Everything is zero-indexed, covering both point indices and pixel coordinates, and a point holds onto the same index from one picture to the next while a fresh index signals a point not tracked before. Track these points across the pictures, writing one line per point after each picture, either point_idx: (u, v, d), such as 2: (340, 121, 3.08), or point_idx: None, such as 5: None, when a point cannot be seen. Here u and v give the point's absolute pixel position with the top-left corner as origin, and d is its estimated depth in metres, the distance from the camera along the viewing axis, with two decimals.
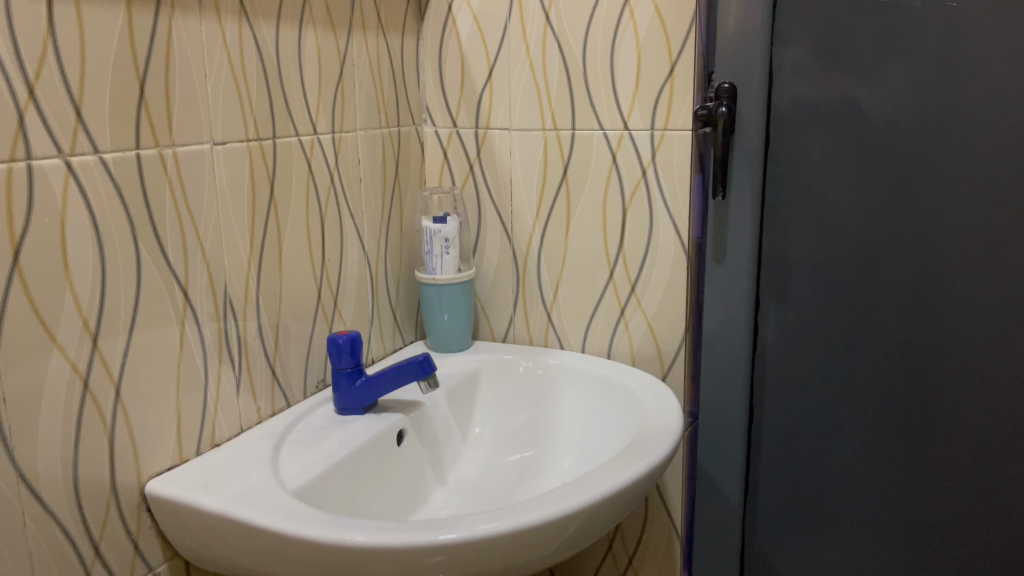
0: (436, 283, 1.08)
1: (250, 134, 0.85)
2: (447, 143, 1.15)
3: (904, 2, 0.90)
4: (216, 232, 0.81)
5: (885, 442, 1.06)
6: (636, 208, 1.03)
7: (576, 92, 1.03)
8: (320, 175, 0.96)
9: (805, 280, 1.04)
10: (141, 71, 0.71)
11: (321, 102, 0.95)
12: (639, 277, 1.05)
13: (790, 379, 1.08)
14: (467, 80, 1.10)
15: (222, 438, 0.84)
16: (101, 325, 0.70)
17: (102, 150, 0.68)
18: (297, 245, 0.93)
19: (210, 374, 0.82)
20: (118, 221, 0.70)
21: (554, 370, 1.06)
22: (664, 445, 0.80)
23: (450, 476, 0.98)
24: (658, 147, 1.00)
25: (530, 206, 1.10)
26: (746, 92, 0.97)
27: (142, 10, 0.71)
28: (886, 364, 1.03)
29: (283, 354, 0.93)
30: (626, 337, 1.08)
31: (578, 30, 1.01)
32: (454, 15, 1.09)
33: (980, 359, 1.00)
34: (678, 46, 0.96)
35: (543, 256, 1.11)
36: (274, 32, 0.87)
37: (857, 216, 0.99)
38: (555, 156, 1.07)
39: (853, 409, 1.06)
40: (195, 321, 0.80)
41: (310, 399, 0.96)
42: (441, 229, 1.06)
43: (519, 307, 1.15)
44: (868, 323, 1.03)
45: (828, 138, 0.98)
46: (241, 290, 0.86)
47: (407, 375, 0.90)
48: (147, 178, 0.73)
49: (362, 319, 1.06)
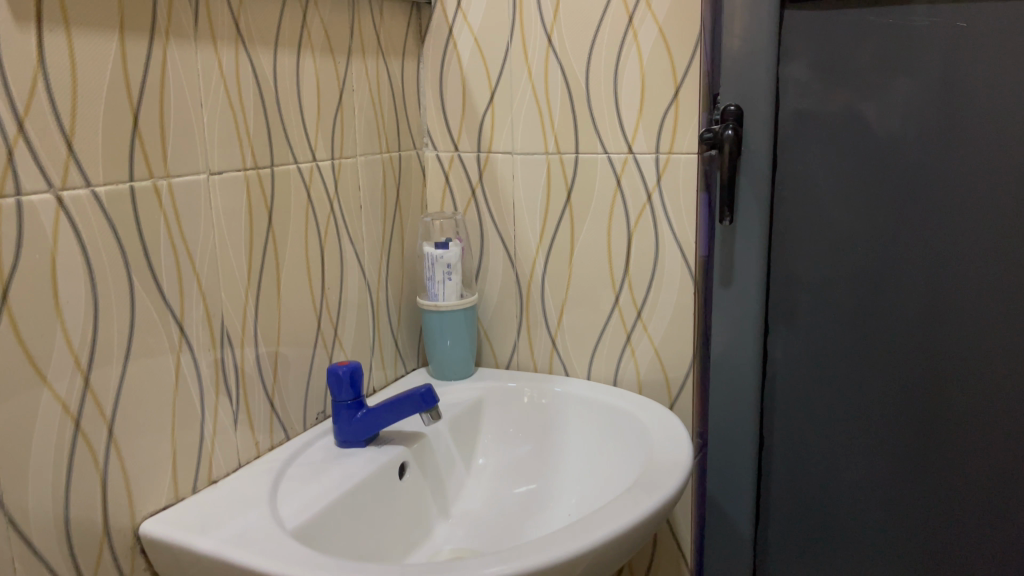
0: (439, 309, 1.06)
1: (247, 162, 0.83)
2: (449, 167, 1.13)
3: (909, 22, 0.87)
4: (212, 263, 0.79)
5: (890, 466, 1.00)
6: (641, 232, 1.01)
7: (579, 114, 1.01)
8: (319, 203, 0.94)
9: (812, 304, 0.99)
10: (134, 102, 0.70)
11: (321, 128, 0.94)
12: (645, 302, 1.03)
13: (797, 403, 1.03)
14: (468, 103, 1.09)
15: (219, 475, 0.82)
16: (93, 362, 0.68)
17: (95, 183, 0.67)
18: (296, 274, 0.91)
19: (207, 409, 0.80)
20: (111, 256, 0.69)
21: (558, 400, 1.03)
22: (675, 479, 0.78)
23: (453, 509, 0.96)
24: (663, 170, 0.98)
25: (533, 231, 1.08)
26: (751, 114, 0.94)
27: (137, 39, 0.70)
28: (888, 400, 0.98)
29: (282, 387, 0.91)
30: (632, 363, 1.06)
31: (580, 52, 0.99)
32: (454, 37, 1.08)
33: (989, 398, 0.94)
34: (682, 68, 0.95)
35: (547, 281, 1.09)
36: (272, 58, 0.86)
37: (866, 238, 0.95)
38: (558, 180, 1.05)
39: (859, 429, 1.00)
40: (191, 354, 0.78)
41: (309, 432, 0.94)
42: (443, 254, 1.04)
43: (523, 333, 1.13)
44: (872, 356, 0.98)
45: (840, 157, 0.93)
46: (239, 322, 0.84)
47: (407, 409, 0.89)
48: (141, 209, 0.71)
49: (362, 347, 1.04)
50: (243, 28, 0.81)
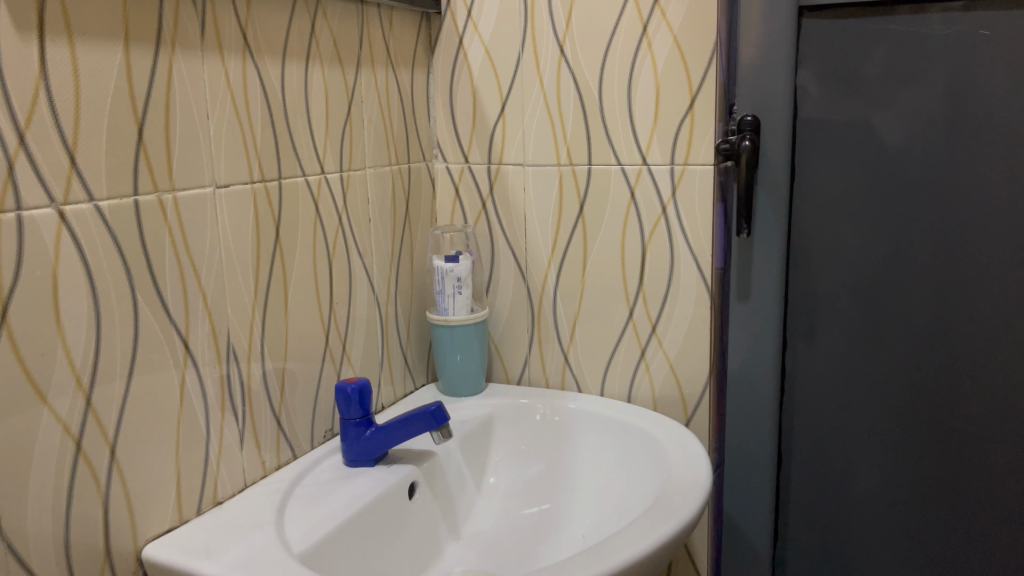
0: (449, 324, 1.04)
1: (255, 176, 0.81)
2: (459, 179, 1.11)
3: (930, 30, 0.83)
4: (218, 279, 0.77)
5: (912, 490, 0.96)
6: (656, 245, 0.99)
7: (592, 125, 1.00)
8: (328, 215, 0.92)
9: (832, 320, 0.95)
10: (139, 114, 0.68)
11: (329, 140, 0.92)
12: (660, 316, 1.01)
13: (816, 424, 0.99)
14: (479, 115, 1.07)
15: (225, 495, 0.80)
16: (95, 381, 0.66)
17: (97, 198, 0.65)
18: (304, 289, 0.90)
19: (212, 427, 0.78)
20: (115, 273, 0.67)
21: (571, 417, 1.01)
22: (692, 504, 0.75)
23: (463, 530, 0.93)
24: (679, 182, 0.96)
25: (545, 244, 1.06)
26: (770, 124, 0.92)
27: (141, 49, 0.68)
28: (907, 424, 0.95)
29: (289, 404, 0.89)
30: (647, 379, 1.03)
31: (593, 62, 0.98)
32: (465, 47, 1.06)
33: (1016, 423, 0.90)
34: (697, 78, 0.93)
35: (559, 294, 1.07)
36: (280, 70, 0.84)
37: (889, 253, 0.91)
38: (570, 191, 1.03)
39: (880, 451, 0.97)
40: (196, 372, 0.76)
41: (317, 450, 0.92)
42: (453, 267, 1.02)
43: (535, 348, 1.10)
44: (891, 375, 0.94)
45: (861, 169, 0.90)
46: (245, 338, 0.82)
47: (417, 427, 0.87)
48: (145, 224, 0.69)
49: (371, 363, 1.02)
50: (250, 38, 0.80)
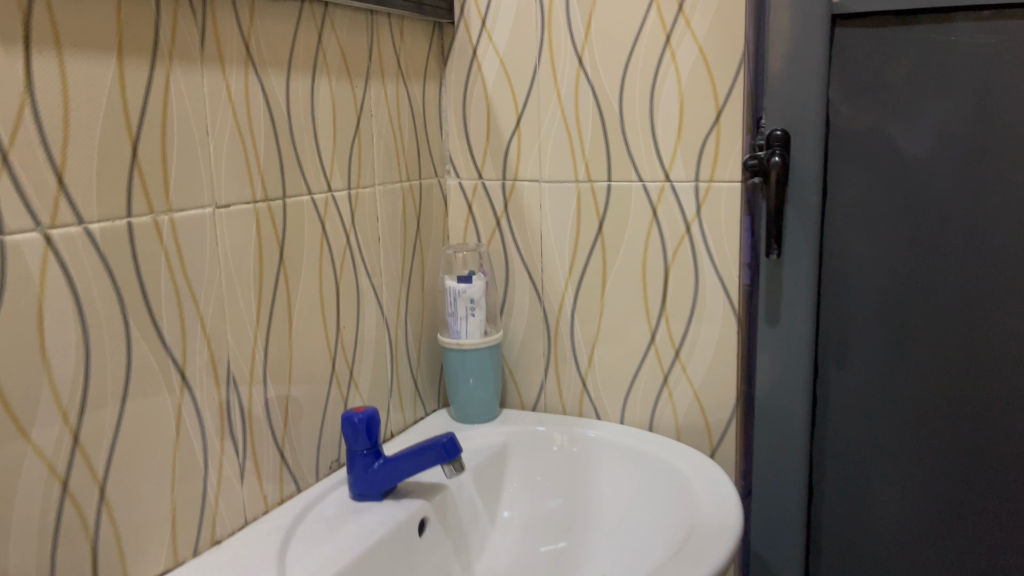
0: (461, 348, 0.99)
1: (257, 195, 0.77)
2: (472, 196, 1.06)
3: (972, 40, 0.79)
4: (218, 305, 0.73)
5: (952, 527, 0.91)
6: (679, 266, 0.94)
7: (612, 140, 0.95)
8: (335, 235, 0.88)
9: (867, 347, 0.90)
10: (134, 130, 0.64)
11: (337, 156, 0.87)
12: (684, 341, 0.96)
13: (849, 456, 0.93)
14: (493, 128, 1.02)
15: (224, 534, 0.75)
16: (84, 416, 0.61)
17: (88, 220, 0.61)
18: (309, 313, 0.85)
19: (211, 462, 0.74)
20: (106, 299, 0.62)
21: (590, 446, 0.96)
22: (723, 548, 0.70)
23: (476, 567, 0.88)
24: (704, 200, 0.92)
25: (562, 265, 1.01)
26: (800, 140, 0.86)
27: (136, 61, 0.64)
28: (946, 457, 0.89)
29: (293, 435, 0.84)
30: (670, 408, 0.98)
31: (613, 75, 0.93)
32: (479, 58, 1.02)
33: None
34: (723, 91, 0.88)
35: (576, 316, 1.02)
36: (284, 83, 0.80)
37: (929, 276, 0.86)
38: (588, 209, 0.98)
39: (917, 485, 0.91)
40: (193, 404, 0.71)
41: (322, 483, 0.87)
42: (466, 288, 0.97)
43: (551, 373, 1.05)
44: (930, 406, 0.89)
45: (898, 187, 0.85)
46: (247, 367, 0.77)
47: (428, 459, 0.82)
48: (139, 248, 0.65)
49: (380, 389, 0.97)
50: (254, 49, 0.76)
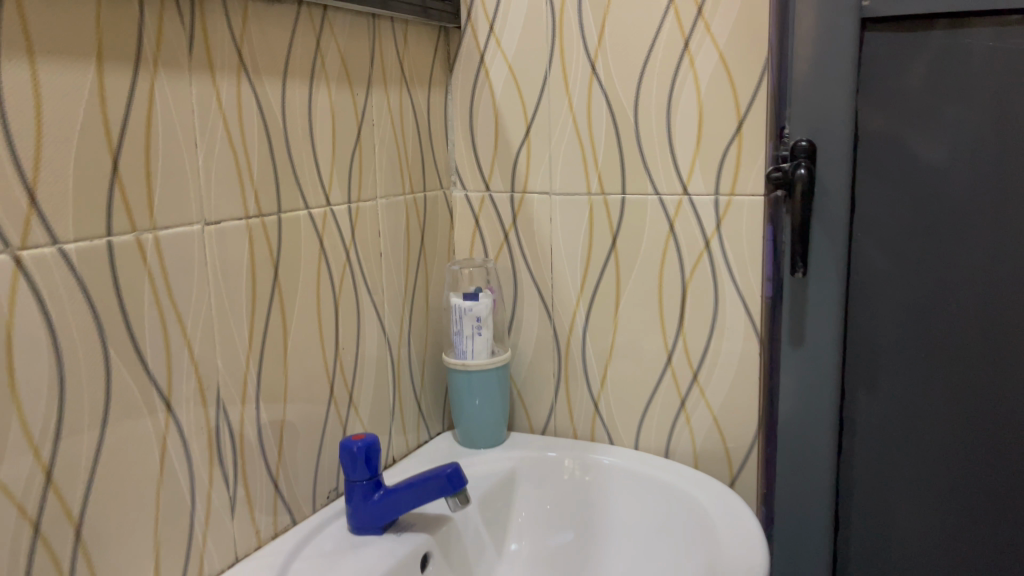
0: (467, 369, 0.94)
1: (250, 211, 0.72)
2: (479, 209, 1.02)
3: (1015, 45, 0.74)
4: (207, 328, 0.68)
5: (989, 565, 0.85)
6: (697, 284, 0.89)
7: (626, 151, 0.90)
8: (334, 251, 0.83)
9: (898, 372, 0.85)
10: (114, 143, 0.59)
11: (336, 168, 0.83)
12: (702, 363, 0.91)
13: (878, 488, 0.88)
14: (502, 138, 0.98)
15: (212, 573, 0.70)
16: (58, 453, 0.57)
17: (62, 241, 0.56)
18: (305, 334, 0.80)
19: (199, 497, 0.69)
20: (82, 325, 0.58)
21: (604, 474, 0.91)
22: None
23: None
24: (724, 215, 0.87)
25: (573, 281, 0.96)
26: (827, 152, 0.81)
27: (118, 69, 0.59)
28: (984, 491, 0.84)
29: (288, 464, 0.79)
30: (687, 433, 0.93)
31: (628, 82, 0.88)
32: (486, 65, 0.97)
33: None
34: (746, 99, 0.83)
35: (588, 336, 0.97)
36: (280, 92, 0.75)
37: (968, 294, 0.80)
38: (602, 223, 0.93)
39: (952, 520, 0.86)
40: (180, 435, 0.66)
41: (319, 514, 0.83)
42: (473, 306, 0.93)
43: (561, 395, 1.00)
44: (967, 436, 0.83)
45: (936, 200, 0.79)
46: (238, 394, 0.73)
47: (431, 491, 0.77)
48: (120, 269, 0.60)
49: (382, 412, 0.93)
50: (247, 55, 0.71)
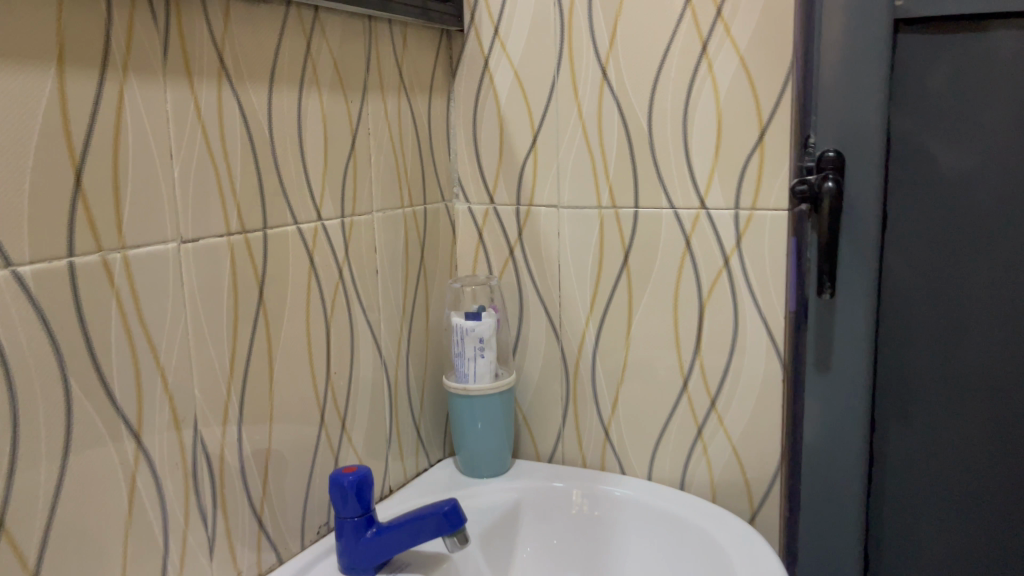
0: (469, 394, 0.88)
1: (232, 227, 0.67)
2: (483, 222, 0.96)
3: None
4: (183, 354, 0.63)
5: None
6: (715, 305, 0.83)
7: (639, 162, 0.84)
8: (325, 268, 0.78)
9: (931, 399, 0.79)
10: (77, 153, 0.54)
11: (328, 181, 0.78)
12: (721, 391, 0.84)
13: (910, 524, 0.82)
14: (507, 148, 0.92)
15: None
16: (10, 498, 0.51)
17: (16, 262, 0.51)
18: (293, 358, 0.75)
19: (172, 538, 0.63)
20: (39, 355, 0.52)
21: (614, 508, 0.85)
22: None
23: None
24: (744, 231, 0.80)
25: (582, 300, 0.90)
26: (857, 163, 0.76)
27: (82, 73, 0.54)
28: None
29: (273, 499, 0.74)
30: (705, 464, 0.86)
31: (641, 88, 0.82)
32: (491, 70, 0.91)
33: None
34: (768, 106, 0.77)
35: (598, 358, 0.90)
36: (266, 100, 0.70)
37: (1005, 315, 0.75)
38: (613, 238, 0.87)
39: (989, 559, 0.80)
40: (151, 472, 0.61)
41: (308, 551, 0.77)
42: (475, 326, 0.87)
43: (569, 420, 0.93)
44: (1006, 469, 0.77)
45: (969, 216, 0.75)
46: (218, 425, 0.67)
47: (427, 530, 0.72)
48: (83, 292, 0.55)
49: (377, 440, 0.87)
50: (229, 58, 0.66)
